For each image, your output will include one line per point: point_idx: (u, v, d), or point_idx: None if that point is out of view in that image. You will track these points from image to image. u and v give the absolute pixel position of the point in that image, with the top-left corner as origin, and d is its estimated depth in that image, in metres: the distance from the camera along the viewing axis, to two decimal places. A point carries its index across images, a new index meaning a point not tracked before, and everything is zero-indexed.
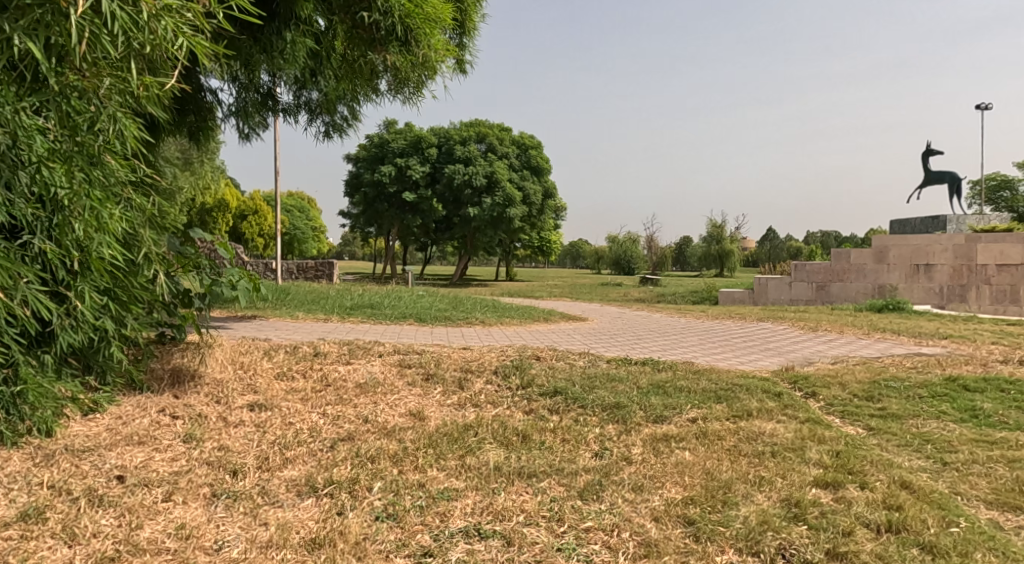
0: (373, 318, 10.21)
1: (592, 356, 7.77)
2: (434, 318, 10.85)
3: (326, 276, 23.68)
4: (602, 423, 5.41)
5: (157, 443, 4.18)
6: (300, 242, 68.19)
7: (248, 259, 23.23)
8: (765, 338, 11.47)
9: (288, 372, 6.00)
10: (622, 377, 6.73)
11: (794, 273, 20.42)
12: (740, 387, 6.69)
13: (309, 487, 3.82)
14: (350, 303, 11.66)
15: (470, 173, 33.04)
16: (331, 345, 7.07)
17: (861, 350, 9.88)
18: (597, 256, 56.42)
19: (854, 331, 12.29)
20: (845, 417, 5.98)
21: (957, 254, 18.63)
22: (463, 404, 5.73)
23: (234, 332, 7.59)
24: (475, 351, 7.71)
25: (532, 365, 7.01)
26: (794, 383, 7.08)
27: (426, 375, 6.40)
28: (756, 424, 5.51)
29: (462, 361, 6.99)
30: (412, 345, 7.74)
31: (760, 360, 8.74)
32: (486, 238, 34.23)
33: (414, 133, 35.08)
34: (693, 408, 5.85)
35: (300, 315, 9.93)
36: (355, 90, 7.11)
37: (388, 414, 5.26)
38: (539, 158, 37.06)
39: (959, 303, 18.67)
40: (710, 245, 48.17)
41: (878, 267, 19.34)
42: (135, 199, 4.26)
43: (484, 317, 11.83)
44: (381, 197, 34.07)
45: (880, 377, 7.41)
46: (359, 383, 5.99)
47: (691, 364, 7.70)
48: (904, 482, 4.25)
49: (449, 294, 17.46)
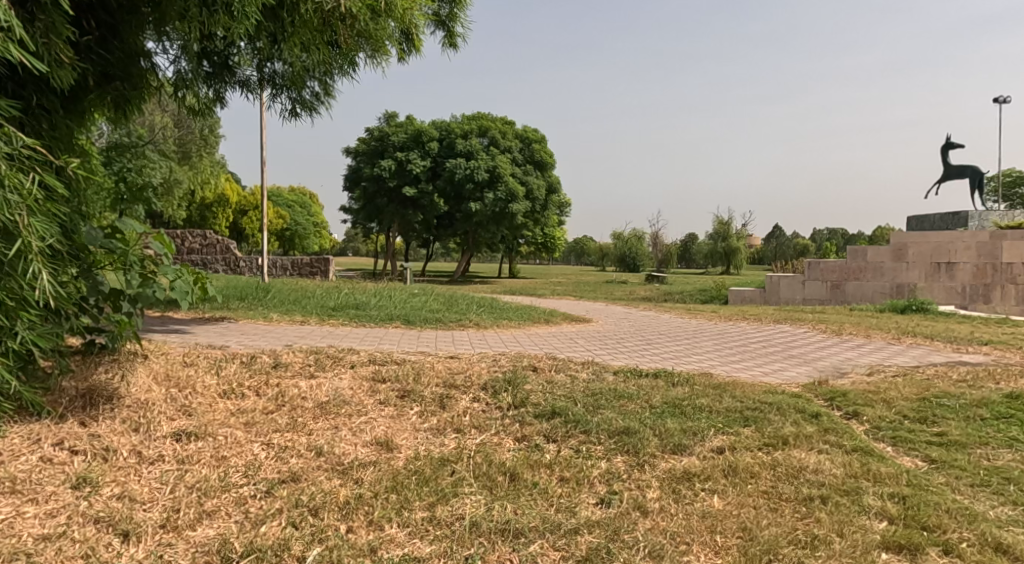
0: (356, 321, 9.28)
1: (597, 367, 6.81)
2: (423, 319, 9.91)
3: (321, 273, 22.72)
4: (608, 455, 4.47)
5: (36, 493, 3.28)
6: (301, 237, 67.36)
7: (240, 256, 22.38)
8: (786, 344, 10.50)
9: (237, 389, 5.07)
10: (631, 393, 5.79)
11: (807, 271, 19.43)
12: (768, 405, 5.75)
13: (221, 558, 2.94)
14: (334, 303, 10.72)
15: (472, 168, 32.08)
16: (296, 355, 6.13)
17: (894, 359, 8.91)
18: (602, 253, 55.45)
19: (882, 335, 11.30)
20: (897, 445, 5.02)
21: (982, 252, 17.61)
22: (442, 428, 4.81)
23: (189, 339, 6.67)
24: (464, 360, 6.77)
25: (528, 379, 6.06)
26: (831, 400, 6.12)
27: (402, 392, 5.46)
28: (795, 455, 4.58)
29: (447, 374, 6.05)
30: (393, 353, 6.79)
31: (786, 371, 7.77)
32: (489, 234, 33.32)
33: (414, 126, 34.07)
34: (717, 436, 4.90)
35: (275, 317, 8.99)
36: (322, 58, 6.19)
37: (348, 444, 4.34)
38: (543, 151, 36.00)
39: (983, 304, 17.67)
40: (716, 243, 47.25)
41: (897, 265, 18.32)
42: (8, 178, 3.37)
43: (480, 318, 10.87)
44: (381, 192, 33.20)
45: (927, 392, 6.43)
46: (320, 402, 5.05)
47: (710, 377, 6.74)
48: (998, 545, 3.39)
49: (446, 293, 16.52)
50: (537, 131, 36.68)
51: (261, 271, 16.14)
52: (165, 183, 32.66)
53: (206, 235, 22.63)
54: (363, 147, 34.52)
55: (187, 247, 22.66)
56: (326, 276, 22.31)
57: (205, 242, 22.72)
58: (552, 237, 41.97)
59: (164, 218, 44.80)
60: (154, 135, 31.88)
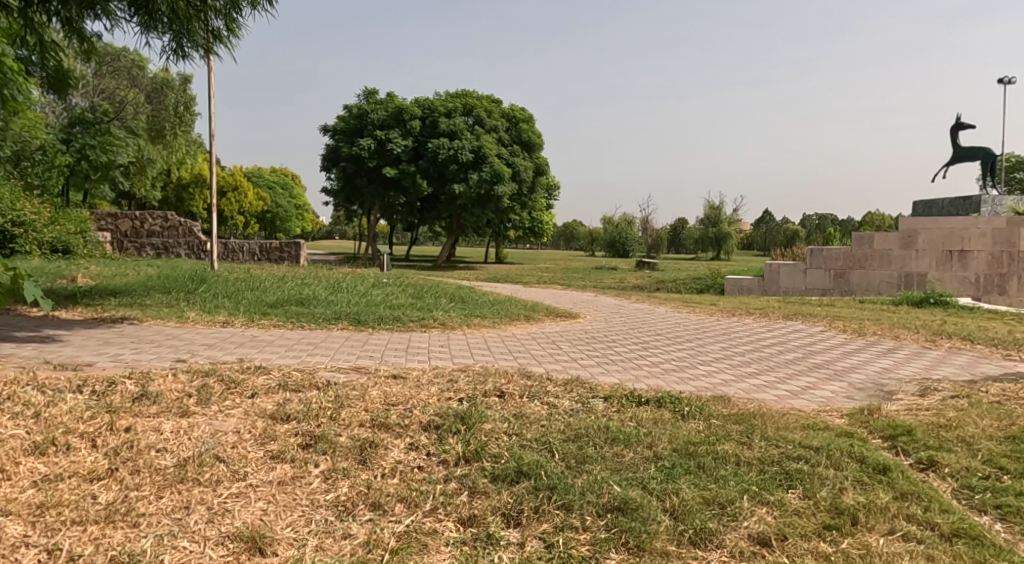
0: (292, 322, 7.64)
1: (582, 392, 5.26)
2: (377, 318, 8.31)
3: (290, 257, 21.12)
4: (598, 556, 2.98)
5: None
6: (282, 220, 65.56)
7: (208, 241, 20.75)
8: (803, 347, 9.00)
9: (60, 438, 3.50)
10: (628, 435, 4.25)
11: (809, 259, 17.78)
12: (815, 452, 4.24)
13: None
14: (275, 298, 9.06)
15: (456, 148, 30.41)
16: (177, 378, 4.54)
17: (936, 370, 7.43)
18: (591, 237, 54.02)
19: (912, 337, 9.79)
20: (1008, 523, 3.54)
21: (998, 239, 16.15)
22: (352, 504, 3.28)
23: (50, 352, 5.09)
24: (410, 381, 5.18)
25: (490, 413, 4.49)
26: (892, 439, 4.61)
27: (309, 437, 3.89)
28: (873, 552, 3.09)
29: (382, 406, 4.46)
30: (316, 372, 5.19)
31: (817, 391, 6.27)
32: (474, 218, 31.63)
33: (395, 104, 32.30)
34: (755, 512, 3.40)
35: (192, 315, 7.40)
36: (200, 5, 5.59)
37: (190, 545, 2.80)
38: (530, 131, 34.27)
39: (998, 296, 16.26)
40: (706, 227, 45.86)
41: (905, 253, 16.86)
42: None
43: (447, 315, 9.27)
44: (361, 172, 31.52)
45: (1014, 426, 4.92)
46: (180, 459, 3.47)
47: (729, 404, 5.20)
48: None
49: (421, 283, 14.93)
50: (524, 109, 34.86)
51: (212, 242, 14.41)
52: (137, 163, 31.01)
53: (167, 217, 20.65)
54: (341, 125, 32.71)
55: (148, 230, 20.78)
56: (297, 262, 20.72)
57: (166, 224, 20.76)
58: (540, 221, 40.37)
59: (138, 198, 43.07)
60: (123, 111, 30.13)
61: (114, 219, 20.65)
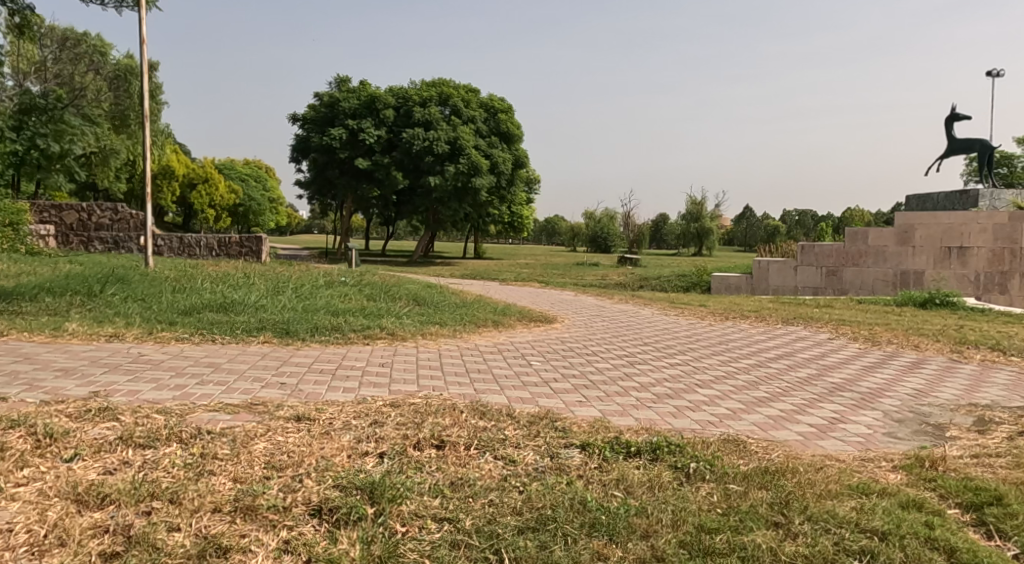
0: (202, 334, 6.21)
1: (551, 439, 3.93)
2: (310, 328, 6.90)
3: (250, 252, 19.59)
4: None
5: None
6: (256, 213, 63.57)
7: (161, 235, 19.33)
8: (815, 360, 7.71)
9: None
10: (612, 517, 2.95)
11: (800, 256, 16.53)
12: (878, 540, 2.96)
13: None
14: (192, 303, 7.60)
15: (431, 139, 28.88)
16: None
17: (978, 391, 6.21)
18: (573, 233, 52.84)
19: (931, 347, 8.56)
20: None
21: (999, 235, 15.08)
22: None
23: None
24: (316, 427, 3.80)
25: (416, 482, 3.14)
26: (977, 510, 3.35)
27: (125, 538, 2.53)
28: None
29: (263, 473, 3.10)
30: (189, 414, 3.78)
31: (851, 425, 4.97)
32: (450, 211, 30.17)
33: (367, 92, 30.86)
34: None
35: (70, 326, 5.94)
36: None
37: None
38: (509, 122, 32.61)
39: (999, 294, 15.22)
40: (687, 223, 44.85)
41: (902, 250, 15.55)
42: None
43: (399, 323, 7.85)
44: (332, 163, 30.31)
45: None
46: None
47: (751, 457, 3.89)
48: None
49: (382, 282, 13.49)
50: (504, 100, 33.30)
51: (145, 232, 12.75)
52: (99, 152, 29.31)
53: (117, 208, 18.98)
54: (312, 114, 31.36)
55: (96, 222, 19.05)
56: (259, 257, 19.22)
57: (116, 216, 19.08)
58: (520, 215, 39.00)
59: (102, 189, 41.16)
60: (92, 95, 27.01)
61: (57, 210, 18.86)
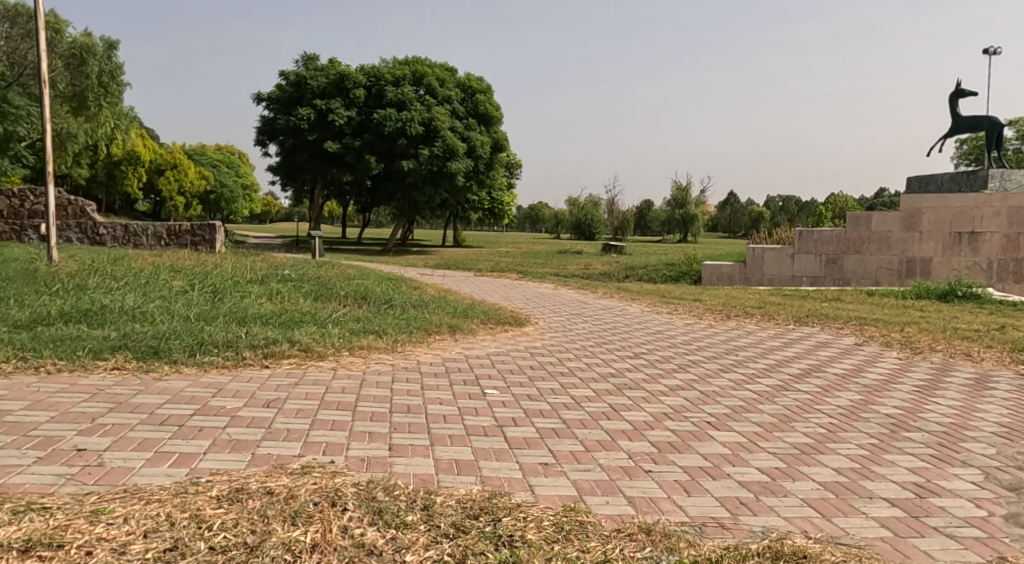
0: (18, 363, 4.41)
1: None
2: (189, 348, 5.10)
3: (204, 241, 17.61)
4: None
5: None
6: (230, 201, 61.18)
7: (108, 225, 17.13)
8: (849, 375, 6.08)
9: None
10: None
11: (797, 243, 14.84)
12: None
13: None
14: (50, 310, 5.80)
15: (404, 120, 26.86)
16: None
17: None
18: (556, 220, 51.09)
19: (985, 356, 6.94)
20: None
21: (1015, 219, 13.35)
22: None
23: None
24: None
25: None
26: None
27: None
28: None
29: None
30: None
31: (951, 501, 3.30)
32: (425, 198, 28.21)
33: (336, 71, 28.82)
34: None
35: None
36: None
37: None
38: (488, 103, 30.58)
39: (1013, 284, 13.53)
40: (671, 209, 43.25)
41: (908, 236, 13.99)
42: None
43: (319, 334, 6.08)
44: (301, 147, 28.51)
45: None
46: None
47: None
48: None
49: (333, 276, 11.69)
50: (482, 80, 31.31)
51: (49, 219, 10.75)
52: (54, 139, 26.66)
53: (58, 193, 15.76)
54: (279, 95, 29.49)
55: (30, 210, 15.64)
56: (213, 248, 17.06)
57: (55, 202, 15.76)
58: (500, 202, 37.18)
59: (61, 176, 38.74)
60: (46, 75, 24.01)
61: None
